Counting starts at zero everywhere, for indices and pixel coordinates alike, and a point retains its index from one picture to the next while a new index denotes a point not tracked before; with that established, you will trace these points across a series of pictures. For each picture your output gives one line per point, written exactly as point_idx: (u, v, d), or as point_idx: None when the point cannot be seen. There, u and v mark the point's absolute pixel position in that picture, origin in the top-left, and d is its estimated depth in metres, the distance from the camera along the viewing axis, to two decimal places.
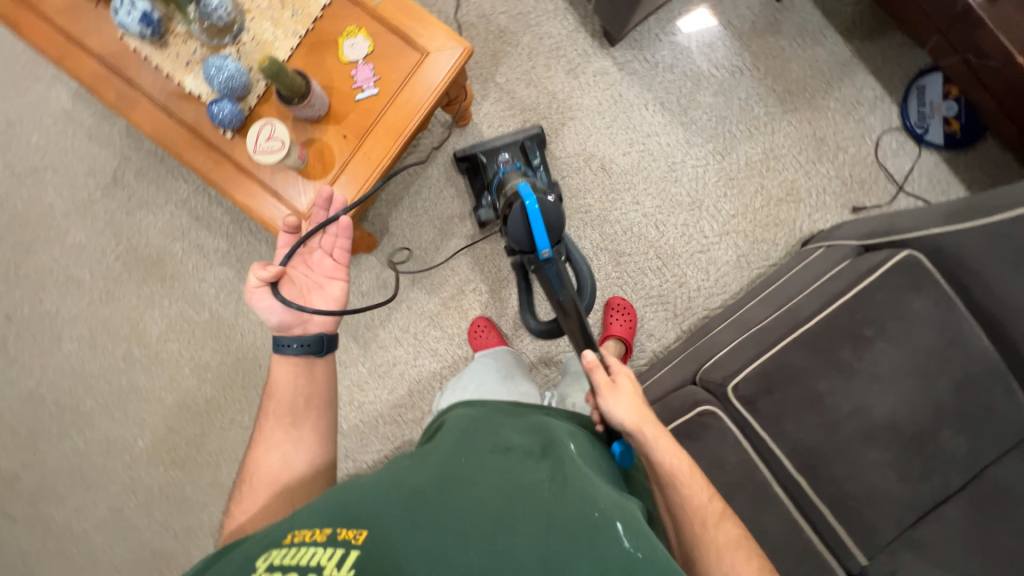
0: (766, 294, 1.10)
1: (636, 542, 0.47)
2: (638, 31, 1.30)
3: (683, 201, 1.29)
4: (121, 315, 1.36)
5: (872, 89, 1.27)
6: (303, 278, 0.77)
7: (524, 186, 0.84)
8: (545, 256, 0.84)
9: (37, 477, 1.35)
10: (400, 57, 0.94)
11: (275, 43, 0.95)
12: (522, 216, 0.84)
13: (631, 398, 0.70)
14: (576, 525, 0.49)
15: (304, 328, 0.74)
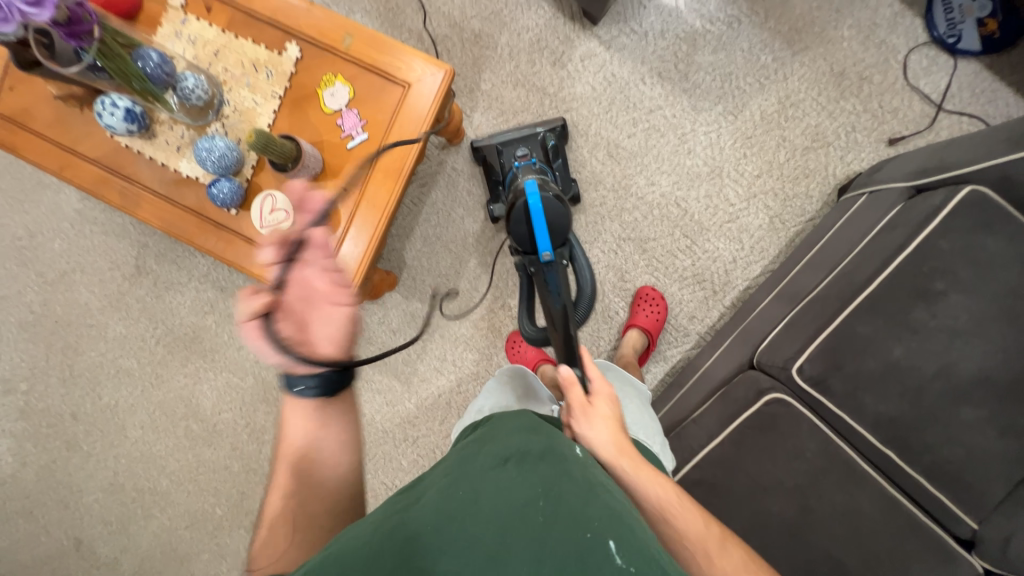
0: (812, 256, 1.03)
1: (627, 560, 0.47)
2: (620, 3, 1.21)
3: (701, 172, 1.21)
4: (174, 395, 1.41)
5: (889, 5, 1.14)
6: (300, 307, 0.65)
7: (531, 183, 0.85)
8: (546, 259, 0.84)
9: (136, 557, 1.44)
10: (382, 95, 0.91)
11: (257, 108, 0.93)
12: (523, 211, 0.85)
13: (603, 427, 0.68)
14: (568, 545, 0.48)
15: (309, 366, 0.65)
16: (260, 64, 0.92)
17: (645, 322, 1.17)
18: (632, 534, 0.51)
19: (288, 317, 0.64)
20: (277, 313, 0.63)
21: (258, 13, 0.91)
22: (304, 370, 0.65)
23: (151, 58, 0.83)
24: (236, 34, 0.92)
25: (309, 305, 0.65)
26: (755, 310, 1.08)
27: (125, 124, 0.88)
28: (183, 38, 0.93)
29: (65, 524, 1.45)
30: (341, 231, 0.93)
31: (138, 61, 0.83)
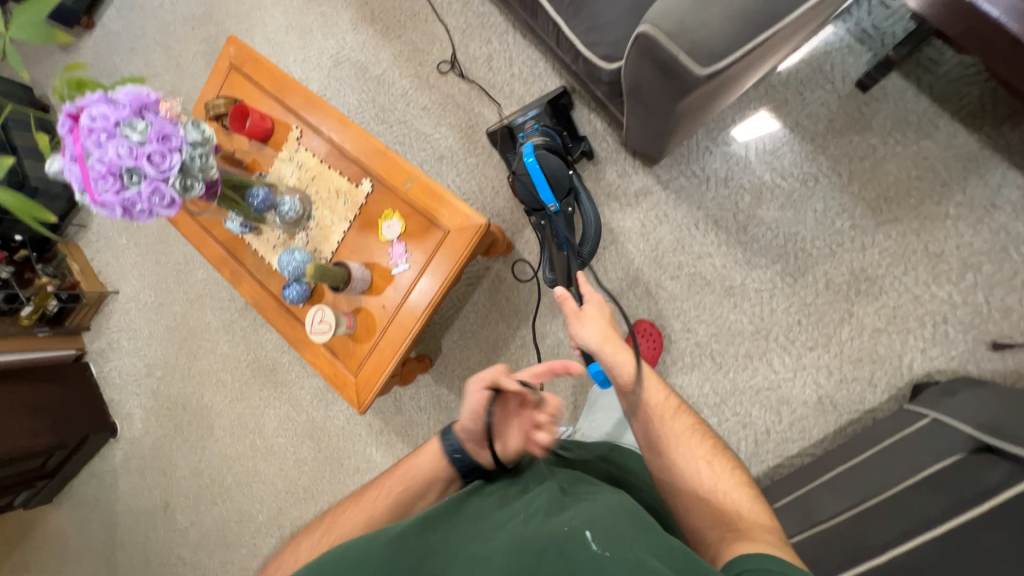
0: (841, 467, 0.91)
1: (602, 544, 0.55)
2: (686, 144, 1.19)
3: (744, 330, 1.14)
4: (250, 411, 1.71)
5: (1017, 187, 0.97)
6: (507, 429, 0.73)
7: (531, 146, 1.07)
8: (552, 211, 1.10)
9: (199, 532, 1.77)
10: (427, 235, 1.04)
11: (332, 227, 1.12)
12: (528, 175, 1.09)
13: (593, 319, 0.90)
14: (547, 540, 0.58)
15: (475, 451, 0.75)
16: (341, 193, 1.12)
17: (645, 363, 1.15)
18: (607, 525, 0.59)
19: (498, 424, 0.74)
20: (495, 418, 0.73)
21: (349, 153, 1.11)
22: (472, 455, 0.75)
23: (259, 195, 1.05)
24: (329, 166, 1.14)
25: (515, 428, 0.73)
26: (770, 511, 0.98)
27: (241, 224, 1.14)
28: (293, 163, 1.17)
29: (162, 488, 1.85)
30: (374, 340, 1.08)
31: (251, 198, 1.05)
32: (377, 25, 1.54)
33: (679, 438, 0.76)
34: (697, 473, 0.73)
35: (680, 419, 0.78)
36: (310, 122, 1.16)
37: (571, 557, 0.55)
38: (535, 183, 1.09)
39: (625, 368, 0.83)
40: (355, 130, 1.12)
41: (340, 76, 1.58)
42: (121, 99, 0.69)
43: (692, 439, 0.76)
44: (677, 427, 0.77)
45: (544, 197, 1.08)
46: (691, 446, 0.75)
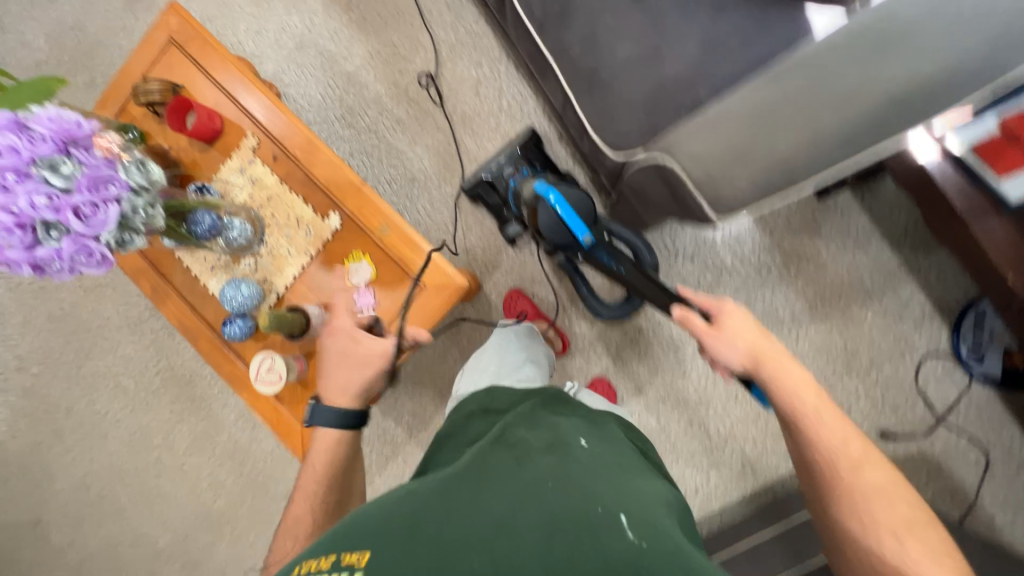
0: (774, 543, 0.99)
1: (639, 533, 0.44)
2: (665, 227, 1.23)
3: (688, 398, 1.24)
4: (157, 425, 1.51)
5: (921, 305, 1.14)
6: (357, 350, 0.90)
7: (544, 184, 0.95)
8: (586, 241, 0.93)
9: (79, 554, 1.55)
10: (400, 287, 0.97)
11: (288, 259, 1.00)
12: (550, 213, 0.94)
13: (738, 331, 0.74)
14: (576, 521, 0.45)
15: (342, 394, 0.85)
16: (303, 222, 1.00)
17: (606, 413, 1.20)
18: (643, 511, 0.47)
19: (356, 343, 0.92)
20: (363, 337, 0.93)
21: (317, 178, 0.99)
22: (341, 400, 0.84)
23: (205, 223, 0.89)
24: (291, 189, 1.01)
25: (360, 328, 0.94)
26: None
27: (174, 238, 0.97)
28: (245, 175, 1.02)
29: (32, 502, 1.58)
30: None
31: (191, 226, 0.88)
32: (353, 13, 1.37)
33: (859, 490, 0.60)
34: (873, 526, 0.58)
35: (869, 474, 0.60)
36: (272, 132, 1.01)
37: (604, 546, 0.43)
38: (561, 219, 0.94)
39: (791, 399, 0.66)
40: (327, 155, 0.99)
41: (303, 62, 1.39)
42: (38, 129, 0.54)
43: (879, 485, 0.60)
44: (859, 472, 0.61)
45: (575, 230, 0.92)
46: (872, 494, 0.59)
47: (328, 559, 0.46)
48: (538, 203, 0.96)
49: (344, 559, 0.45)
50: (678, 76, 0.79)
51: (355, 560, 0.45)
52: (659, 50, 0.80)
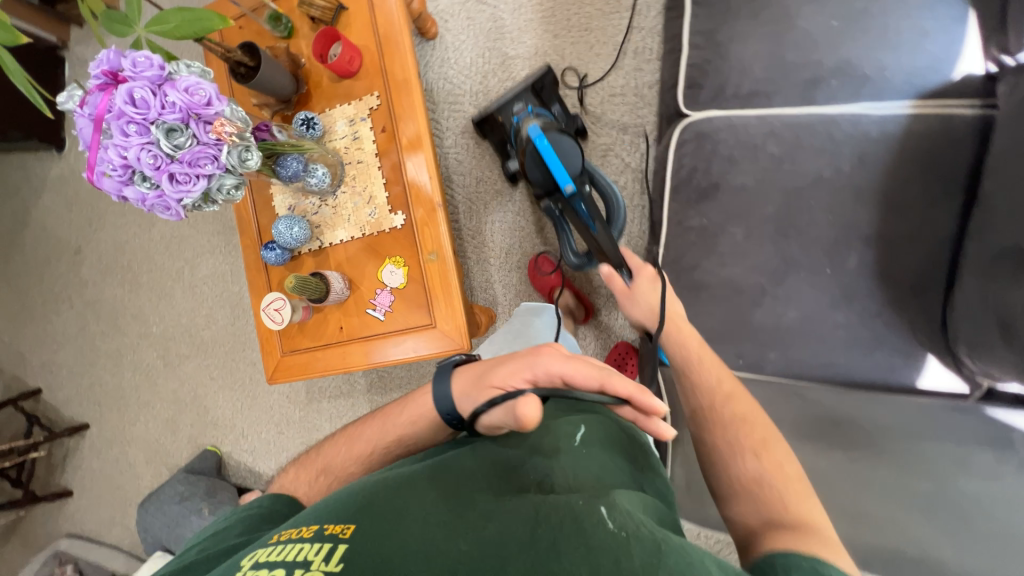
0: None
1: (622, 524, 0.46)
2: None
3: None
4: (192, 241, 1.68)
5: None
6: (547, 375, 0.64)
7: (536, 128, 0.85)
8: (566, 192, 0.82)
9: (97, 294, 1.83)
10: (414, 310, 1.01)
11: (345, 223, 1.04)
12: (535, 157, 0.85)
13: (649, 296, 0.77)
14: (563, 514, 0.47)
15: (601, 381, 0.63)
16: (373, 202, 1.02)
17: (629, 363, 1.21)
18: (626, 504, 0.49)
19: (572, 370, 0.64)
20: (576, 377, 0.64)
21: (406, 174, 1.00)
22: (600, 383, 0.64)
23: (291, 170, 0.92)
24: (380, 167, 1.02)
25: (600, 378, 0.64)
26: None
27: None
28: (351, 128, 1.03)
29: (82, 235, 1.84)
30: (315, 345, 1.09)
31: (279, 169, 0.91)
32: (547, 0, 1.27)
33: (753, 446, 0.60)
34: (755, 473, 0.58)
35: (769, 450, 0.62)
36: (394, 105, 1.00)
37: (588, 527, 0.45)
38: (543, 161, 0.85)
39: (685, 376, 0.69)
40: (428, 158, 0.99)
41: (474, 19, 1.32)
42: (174, 94, 0.57)
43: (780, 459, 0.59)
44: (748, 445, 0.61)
45: (559, 177, 0.82)
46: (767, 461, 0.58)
47: (311, 528, 0.50)
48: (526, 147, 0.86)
49: (328, 529, 0.48)
50: (759, 328, 0.75)
51: (339, 531, 0.48)
52: (763, 293, 0.74)
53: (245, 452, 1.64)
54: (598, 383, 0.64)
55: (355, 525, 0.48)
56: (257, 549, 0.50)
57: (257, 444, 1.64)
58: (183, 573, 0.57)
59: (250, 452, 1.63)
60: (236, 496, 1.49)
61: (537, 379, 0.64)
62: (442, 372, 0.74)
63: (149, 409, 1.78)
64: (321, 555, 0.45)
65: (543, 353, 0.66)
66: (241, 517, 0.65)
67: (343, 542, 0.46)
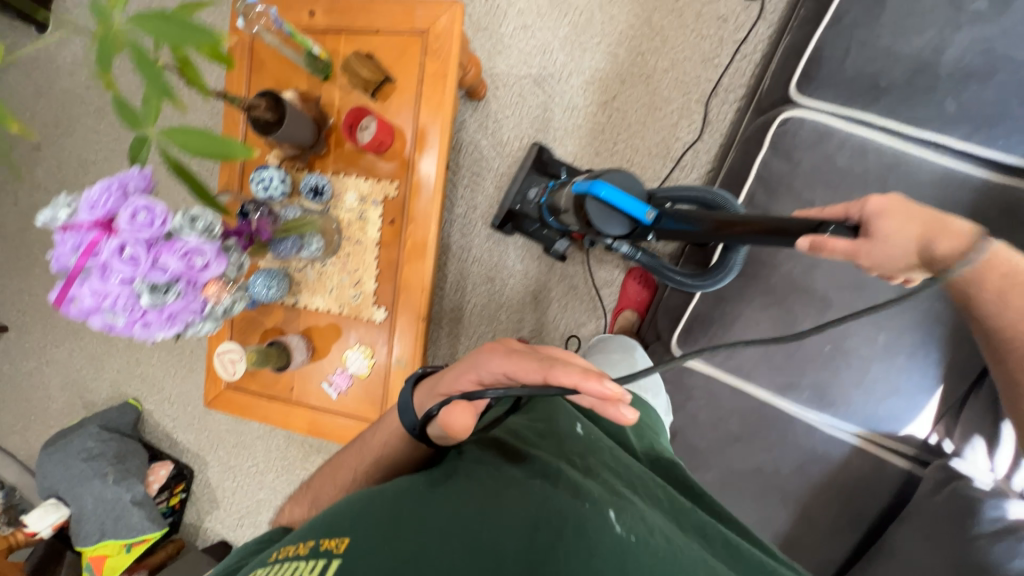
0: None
1: (626, 527, 0.46)
2: None
3: None
4: None
5: None
6: (487, 372, 0.53)
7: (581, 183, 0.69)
8: (649, 220, 0.66)
9: (47, 202, 1.69)
10: (367, 402, 1.01)
11: (324, 294, 1.02)
12: (598, 212, 0.67)
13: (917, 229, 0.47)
14: (566, 521, 0.45)
15: (543, 374, 0.47)
16: (359, 286, 1.00)
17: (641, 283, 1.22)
18: (628, 508, 0.50)
19: (507, 359, 0.51)
20: (513, 366, 0.51)
21: (401, 272, 0.98)
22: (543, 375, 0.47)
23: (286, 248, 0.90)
24: (377, 255, 0.99)
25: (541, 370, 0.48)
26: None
27: (270, 197, 0.96)
28: (360, 206, 0.98)
29: (48, 132, 1.67)
30: (260, 393, 1.07)
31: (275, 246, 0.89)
32: (600, 115, 1.22)
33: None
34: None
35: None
36: (410, 201, 0.96)
37: (592, 537, 0.44)
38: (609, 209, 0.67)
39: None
40: (425, 268, 0.96)
41: (525, 100, 1.26)
42: (170, 261, 0.53)
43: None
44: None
45: (633, 212, 0.65)
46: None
47: (306, 545, 0.45)
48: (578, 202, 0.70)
49: (323, 544, 0.44)
50: None
51: (334, 546, 0.43)
52: None
53: (168, 416, 1.64)
54: (540, 378, 0.47)
55: (351, 538, 0.43)
56: (254, 572, 0.45)
57: (180, 413, 1.63)
58: None
59: (172, 418, 1.63)
60: (145, 465, 1.49)
61: (481, 380, 0.54)
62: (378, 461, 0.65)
63: (77, 338, 1.71)
64: (315, 575, 0.41)
65: (491, 350, 0.55)
66: (245, 550, 0.55)
67: (337, 557, 0.42)
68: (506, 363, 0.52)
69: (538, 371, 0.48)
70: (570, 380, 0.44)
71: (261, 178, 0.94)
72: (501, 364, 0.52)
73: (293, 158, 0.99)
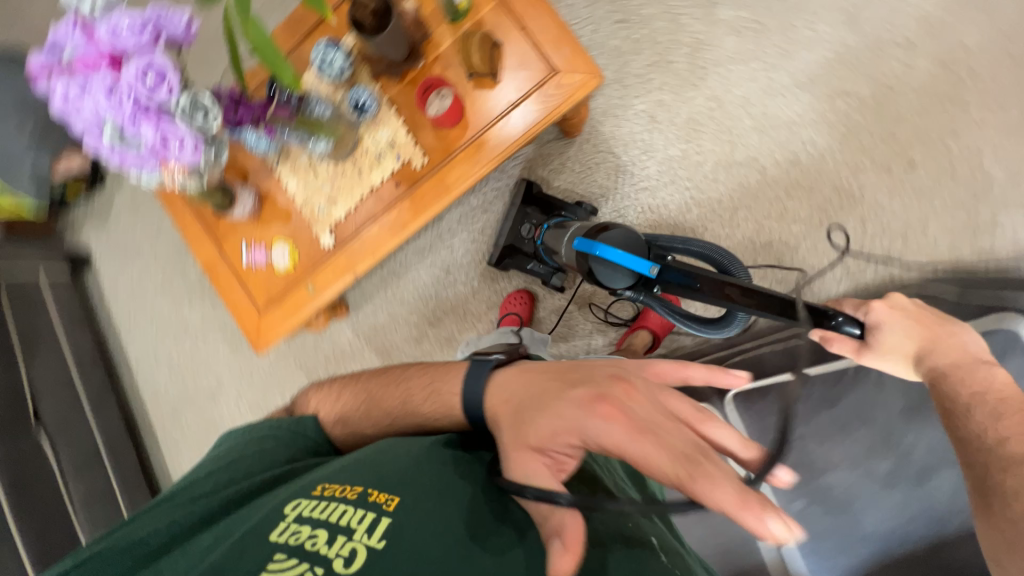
0: (109, 487, 1.31)
1: None
2: None
3: None
4: None
5: None
6: (593, 432, 0.45)
7: (580, 241, 0.81)
8: (653, 274, 0.76)
9: None
10: (264, 290, 1.04)
11: (299, 182, 1.00)
12: (603, 264, 0.80)
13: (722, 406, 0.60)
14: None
15: (690, 474, 0.40)
16: (330, 203, 0.99)
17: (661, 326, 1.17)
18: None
19: (631, 434, 0.43)
20: (642, 445, 0.42)
21: (371, 225, 0.98)
22: (694, 476, 0.40)
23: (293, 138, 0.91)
24: (365, 195, 0.97)
25: (685, 467, 0.40)
26: (95, 428, 1.37)
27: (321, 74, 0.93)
28: (385, 147, 0.96)
29: None
30: (191, 205, 1.07)
31: (287, 130, 0.90)
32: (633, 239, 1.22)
33: None
34: None
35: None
36: (425, 182, 0.95)
37: None
38: (614, 264, 0.78)
39: None
40: (392, 240, 0.97)
41: (596, 170, 1.23)
42: (148, 126, 0.66)
43: None
44: None
45: (636, 266, 0.76)
46: None
47: (354, 491, 0.54)
48: (583, 259, 0.82)
49: (373, 499, 0.53)
50: None
51: (383, 509, 0.52)
52: None
53: None
54: (675, 484, 0.40)
55: (398, 501, 0.53)
56: (299, 496, 0.54)
57: None
58: (215, 494, 0.61)
59: None
60: None
61: (585, 443, 0.46)
62: (367, 397, 0.70)
63: None
64: (364, 527, 0.50)
65: (597, 416, 0.45)
66: (276, 441, 0.66)
67: (385, 521, 0.51)
68: (635, 440, 0.43)
69: (681, 468, 0.40)
70: (735, 504, 0.38)
71: (323, 56, 0.91)
72: (625, 436, 0.43)
73: (367, 59, 0.95)
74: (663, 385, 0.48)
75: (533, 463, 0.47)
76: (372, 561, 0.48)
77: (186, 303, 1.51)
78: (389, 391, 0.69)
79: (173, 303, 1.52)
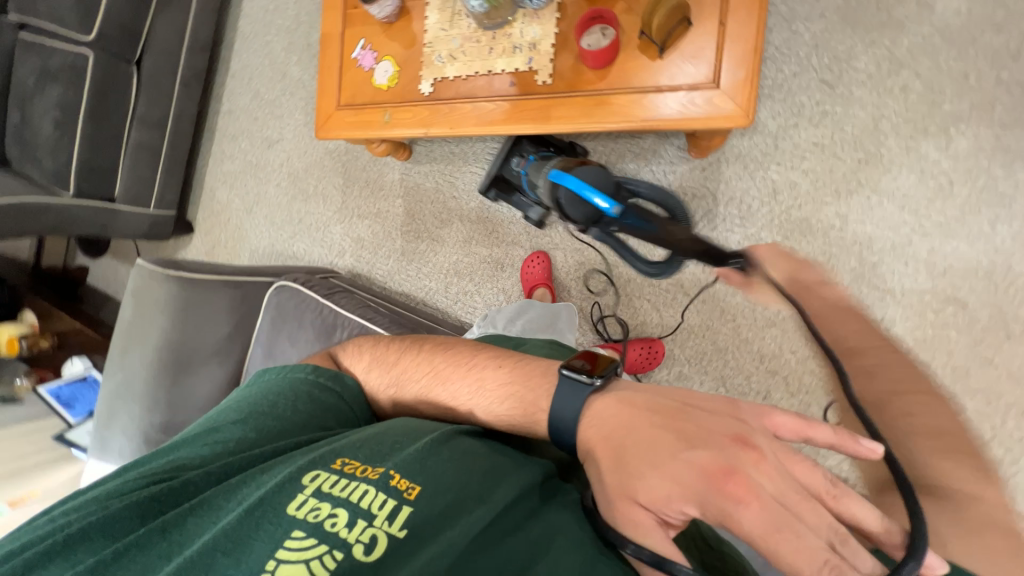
0: (157, 150, 1.48)
1: None
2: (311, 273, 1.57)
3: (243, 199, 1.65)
4: None
5: None
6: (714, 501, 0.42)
7: (557, 173, 0.74)
8: (615, 213, 0.67)
9: None
10: (353, 91, 1.09)
11: (437, 22, 1.00)
12: (570, 196, 0.71)
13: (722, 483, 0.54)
14: None
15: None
16: (449, 59, 0.99)
17: (628, 365, 1.15)
18: None
19: (760, 510, 0.40)
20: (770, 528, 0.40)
21: (468, 103, 0.98)
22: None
23: None
24: (480, 74, 0.97)
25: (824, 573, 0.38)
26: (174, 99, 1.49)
27: None
28: (526, 45, 0.93)
29: None
30: None
31: None
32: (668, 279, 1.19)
33: None
34: None
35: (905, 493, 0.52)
36: (536, 100, 0.93)
37: None
38: (578, 195, 0.70)
39: None
40: (475, 128, 0.98)
41: (689, 199, 1.17)
42: None
43: None
44: None
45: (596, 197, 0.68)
46: None
47: (374, 472, 0.52)
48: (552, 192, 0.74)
49: (395, 483, 0.51)
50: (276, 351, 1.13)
51: (405, 495, 0.50)
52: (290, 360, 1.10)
53: None
54: None
55: (421, 488, 0.51)
56: (317, 468, 0.52)
57: None
58: (225, 454, 0.58)
59: None
60: None
61: (701, 511, 0.43)
62: (433, 360, 0.68)
63: None
64: (386, 513, 0.49)
65: (724, 489, 0.42)
66: (297, 394, 0.64)
67: (408, 506, 0.49)
68: (763, 525, 0.40)
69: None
70: None
71: None
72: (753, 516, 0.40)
73: None
74: (791, 451, 0.45)
75: (637, 517, 0.45)
76: (394, 550, 0.47)
77: (296, 55, 1.57)
78: (456, 364, 0.67)
79: (287, 48, 1.58)
